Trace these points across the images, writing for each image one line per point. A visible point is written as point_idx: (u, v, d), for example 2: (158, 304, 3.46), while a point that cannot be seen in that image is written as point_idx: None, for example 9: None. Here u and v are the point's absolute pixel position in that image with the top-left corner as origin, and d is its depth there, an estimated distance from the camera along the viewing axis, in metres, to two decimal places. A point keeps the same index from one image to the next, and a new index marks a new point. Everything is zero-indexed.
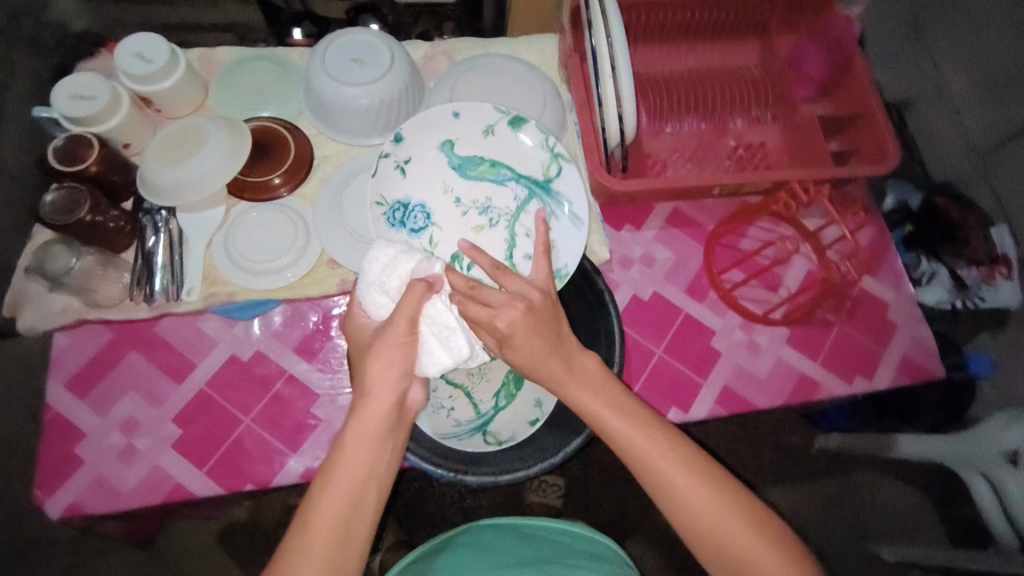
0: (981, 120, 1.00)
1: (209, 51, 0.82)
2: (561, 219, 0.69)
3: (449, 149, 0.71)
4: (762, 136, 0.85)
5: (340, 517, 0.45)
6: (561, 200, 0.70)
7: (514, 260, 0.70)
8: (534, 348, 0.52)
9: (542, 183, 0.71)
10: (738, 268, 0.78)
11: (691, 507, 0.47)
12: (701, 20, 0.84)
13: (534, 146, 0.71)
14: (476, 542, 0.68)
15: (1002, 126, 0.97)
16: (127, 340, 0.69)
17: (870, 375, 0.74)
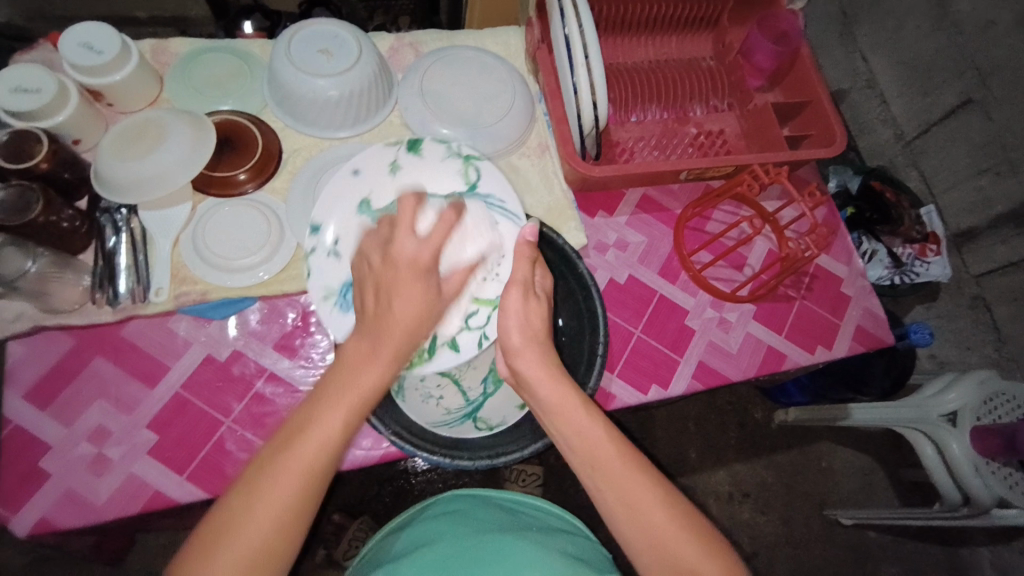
0: (906, 109, 1.12)
1: (161, 43, 0.79)
2: (501, 221, 0.63)
3: (366, 209, 0.62)
4: (721, 123, 0.89)
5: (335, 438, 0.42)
6: (492, 203, 0.63)
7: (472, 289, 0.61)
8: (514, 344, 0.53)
9: (467, 193, 0.64)
10: (706, 250, 0.82)
11: (637, 504, 0.46)
12: (660, 12, 0.87)
13: (444, 161, 0.65)
14: (455, 511, 0.68)
15: (929, 113, 1.07)
16: (90, 345, 0.65)
17: (830, 345, 0.80)
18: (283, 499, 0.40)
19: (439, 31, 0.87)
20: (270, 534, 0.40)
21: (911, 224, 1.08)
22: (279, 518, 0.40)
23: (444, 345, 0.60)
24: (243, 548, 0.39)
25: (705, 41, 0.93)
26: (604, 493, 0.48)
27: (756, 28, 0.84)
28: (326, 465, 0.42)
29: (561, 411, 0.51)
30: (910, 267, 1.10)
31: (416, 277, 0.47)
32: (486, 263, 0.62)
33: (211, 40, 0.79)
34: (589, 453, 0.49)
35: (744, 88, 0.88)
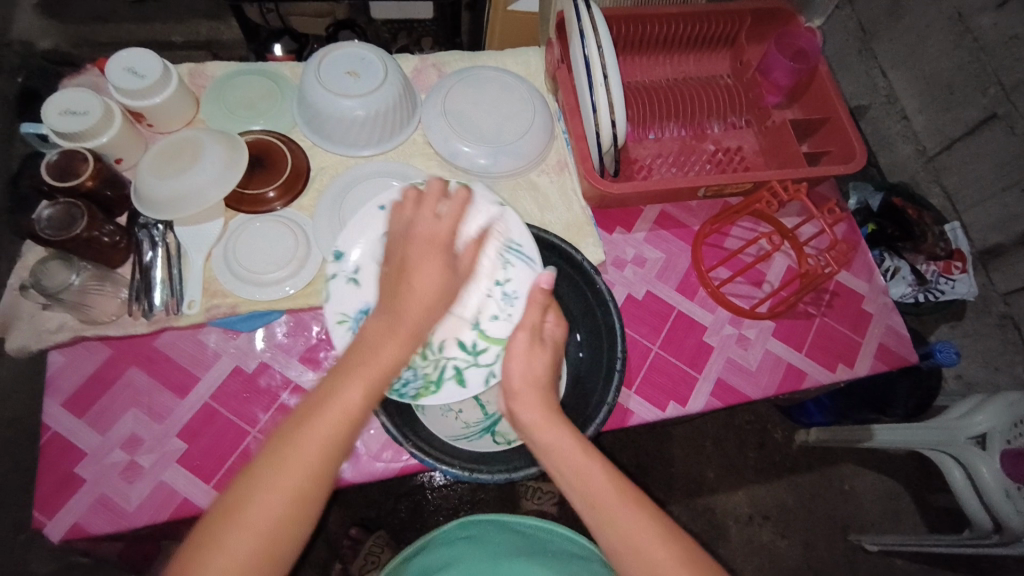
0: (928, 126, 1.11)
1: (198, 66, 0.83)
2: (517, 264, 0.64)
3: (393, 240, 0.66)
4: (738, 140, 0.89)
5: (349, 420, 0.46)
6: (512, 248, 0.65)
7: (482, 327, 0.63)
8: (523, 375, 0.56)
9: (488, 238, 0.66)
10: (724, 266, 0.82)
11: (634, 534, 0.47)
12: (678, 32, 0.89)
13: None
14: (473, 538, 0.68)
15: (952, 129, 1.06)
16: (125, 356, 0.68)
17: (851, 363, 0.79)
18: (312, 449, 0.44)
19: (461, 53, 0.90)
20: (317, 462, 0.44)
21: (935, 242, 1.07)
22: (324, 448, 0.45)
23: (450, 377, 0.62)
24: (297, 470, 0.43)
25: (722, 60, 0.94)
26: (602, 525, 0.48)
27: (774, 46, 0.85)
28: (360, 412, 0.47)
29: (559, 455, 0.51)
30: (934, 285, 1.09)
31: (437, 252, 0.56)
32: (500, 303, 0.64)
33: (244, 63, 0.83)
34: (589, 495, 0.49)
35: (761, 106, 0.89)
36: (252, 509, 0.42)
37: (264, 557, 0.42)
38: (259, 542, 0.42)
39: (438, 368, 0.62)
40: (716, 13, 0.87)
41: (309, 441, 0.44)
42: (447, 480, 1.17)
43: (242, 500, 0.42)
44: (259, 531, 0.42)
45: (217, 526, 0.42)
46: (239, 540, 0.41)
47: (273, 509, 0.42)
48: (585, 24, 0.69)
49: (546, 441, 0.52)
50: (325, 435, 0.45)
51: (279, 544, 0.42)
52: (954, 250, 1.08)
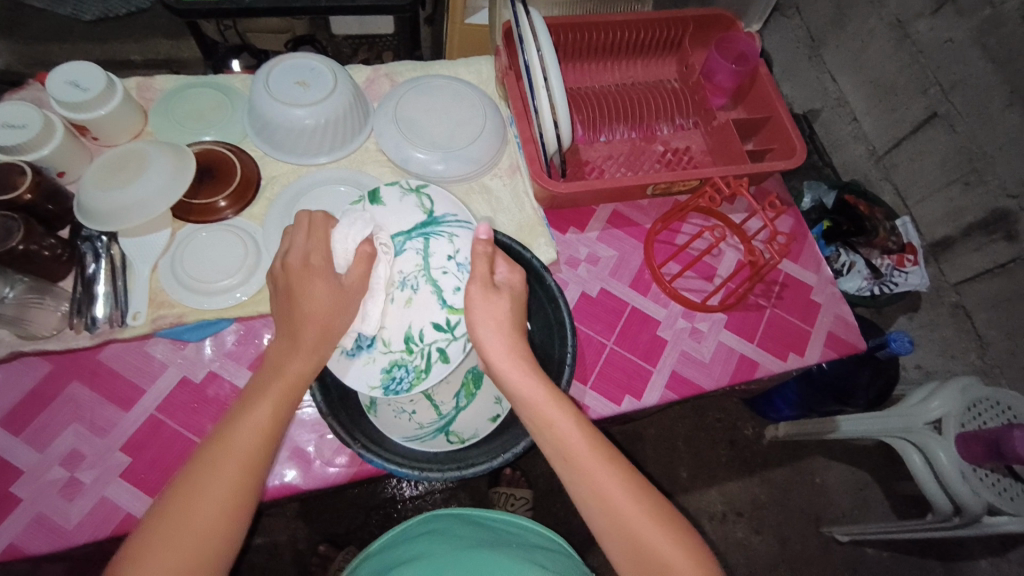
0: (874, 126, 1.16)
1: (146, 79, 0.82)
2: (461, 232, 0.65)
3: None
4: (686, 141, 0.92)
5: (259, 436, 0.49)
6: (450, 221, 0.65)
7: (449, 303, 0.62)
8: (487, 316, 0.57)
9: (427, 221, 0.65)
10: (675, 261, 0.84)
11: (606, 493, 0.49)
12: (624, 38, 0.91)
13: (401, 199, 0.66)
14: (433, 531, 0.68)
15: (896, 129, 1.11)
16: (66, 371, 0.66)
17: (802, 352, 0.81)
18: (229, 469, 0.47)
19: (414, 63, 0.92)
20: (265, 426, 0.50)
21: (889, 238, 1.11)
22: (275, 410, 0.51)
23: (435, 360, 0.60)
24: (251, 430, 0.49)
25: (669, 66, 0.97)
26: (573, 477, 0.50)
27: (714, 50, 0.88)
28: (305, 380, 0.53)
29: (532, 403, 0.53)
30: (889, 279, 1.14)
31: (315, 276, 0.56)
32: (458, 274, 0.63)
33: (193, 76, 0.83)
34: (563, 447, 0.51)
35: (707, 107, 0.91)
36: (221, 460, 0.47)
37: (228, 510, 0.46)
38: (230, 478, 0.47)
39: (425, 356, 0.61)
40: (659, 19, 0.90)
41: (258, 407, 0.50)
42: (419, 492, 1.16)
43: (211, 452, 0.48)
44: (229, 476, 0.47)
45: (198, 467, 0.47)
46: (214, 483, 0.46)
47: (238, 453, 0.48)
48: (524, 33, 0.71)
49: (520, 390, 0.54)
50: (273, 399, 0.51)
51: (250, 474, 0.48)
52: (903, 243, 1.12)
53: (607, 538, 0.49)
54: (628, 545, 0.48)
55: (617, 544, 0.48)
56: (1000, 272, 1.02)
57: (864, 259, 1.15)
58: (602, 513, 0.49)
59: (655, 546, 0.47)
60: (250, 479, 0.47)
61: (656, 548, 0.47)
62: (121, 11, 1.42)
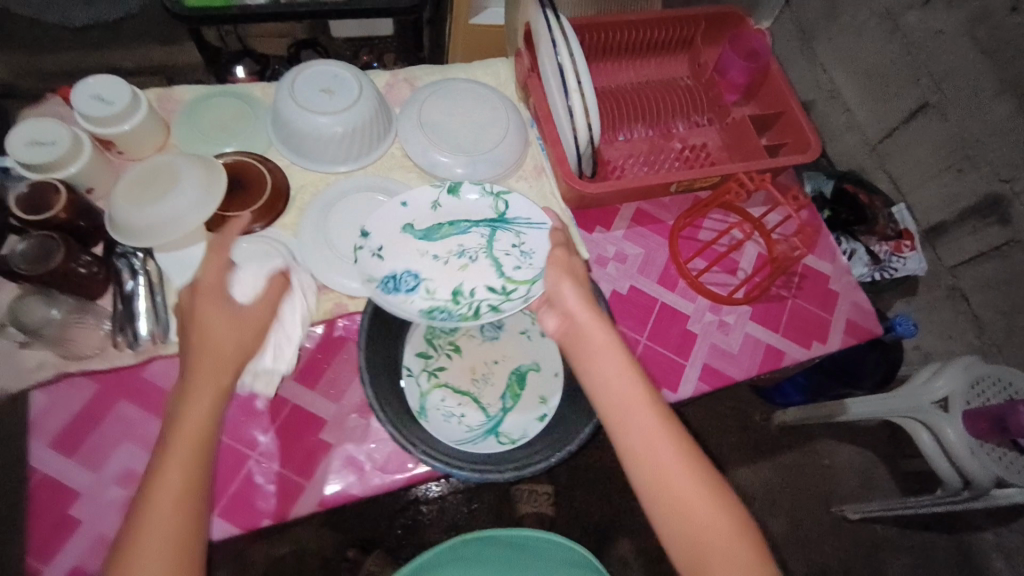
0: (869, 116, 1.19)
1: (166, 90, 0.81)
2: (529, 232, 0.73)
3: (412, 230, 0.72)
4: (703, 137, 0.93)
5: (190, 469, 0.50)
6: (520, 221, 0.73)
7: (507, 275, 0.71)
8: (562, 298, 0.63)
9: (499, 219, 0.73)
10: (700, 257, 0.86)
11: (666, 469, 0.53)
12: (638, 39, 0.92)
13: (479, 198, 0.74)
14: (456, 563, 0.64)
15: (890, 120, 1.14)
16: (113, 390, 0.66)
17: (824, 340, 0.84)
18: (167, 508, 0.49)
19: (431, 66, 0.91)
20: (190, 461, 0.50)
21: (889, 229, 1.15)
22: (190, 450, 0.51)
23: (486, 310, 0.70)
24: (173, 473, 0.49)
25: (681, 63, 0.98)
26: (637, 456, 0.54)
27: (728, 49, 0.90)
28: (212, 414, 0.52)
29: (604, 383, 0.57)
30: (889, 264, 1.16)
31: (213, 302, 0.56)
32: (519, 257, 0.72)
33: (213, 85, 0.82)
34: (630, 427, 0.55)
35: (721, 104, 0.93)
36: (154, 502, 0.48)
37: (180, 543, 0.48)
38: (170, 517, 0.48)
39: (473, 308, 0.69)
40: (671, 19, 0.91)
41: (171, 449, 0.50)
42: (442, 493, 1.17)
43: (146, 495, 0.49)
44: (162, 518, 0.48)
45: (134, 517, 0.48)
46: (157, 523, 0.48)
47: (175, 492, 0.49)
48: (556, 39, 0.72)
49: (596, 370, 0.57)
50: (191, 440, 0.51)
51: (188, 507, 0.49)
52: (901, 229, 1.16)
53: (660, 512, 0.53)
54: (680, 520, 0.52)
55: (669, 518, 0.53)
56: (993, 254, 1.07)
57: (865, 248, 1.16)
58: (659, 494, 0.53)
59: (704, 524, 0.52)
60: (189, 510, 0.49)
61: (705, 525, 0.52)
62: (112, 17, 1.38)
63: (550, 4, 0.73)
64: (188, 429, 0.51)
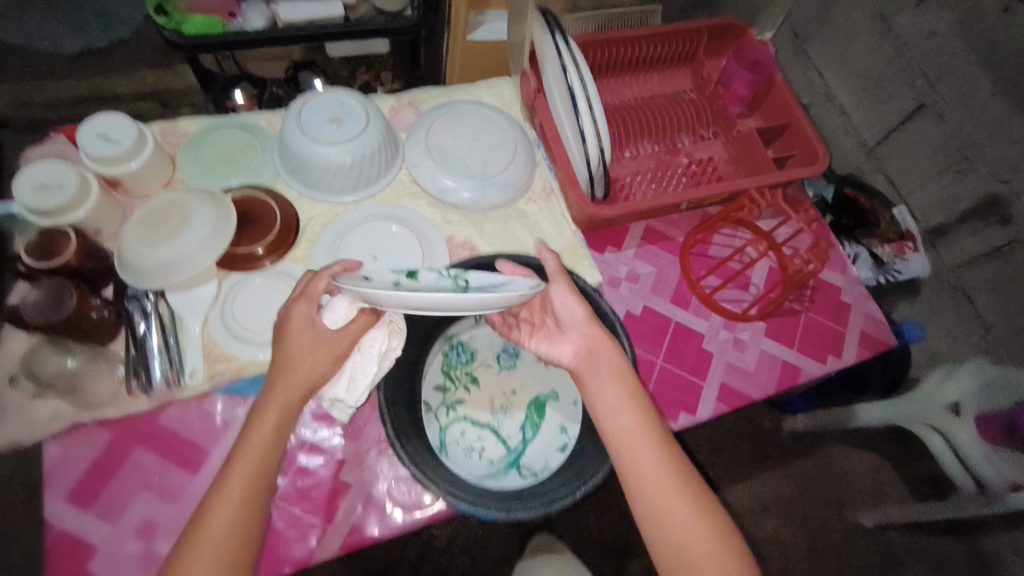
0: (866, 117, 1.08)
1: (169, 124, 0.79)
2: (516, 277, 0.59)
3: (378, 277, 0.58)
4: (710, 151, 0.92)
5: (249, 487, 0.53)
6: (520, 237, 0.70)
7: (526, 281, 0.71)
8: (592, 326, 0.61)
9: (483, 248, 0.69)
10: (714, 274, 0.86)
11: (679, 535, 0.54)
12: (641, 54, 0.91)
13: None
14: None
15: (887, 121, 1.04)
16: (127, 439, 0.64)
17: (840, 353, 0.84)
18: (219, 528, 0.51)
19: (435, 88, 0.90)
20: (250, 477, 0.53)
21: (892, 230, 1.06)
22: (248, 471, 0.53)
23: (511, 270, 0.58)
24: (237, 484, 0.53)
25: (684, 75, 0.97)
26: (654, 522, 0.55)
27: (731, 61, 0.89)
28: (272, 435, 0.55)
29: (625, 443, 0.57)
30: (892, 266, 1.07)
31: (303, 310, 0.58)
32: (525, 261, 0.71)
33: (216, 116, 0.81)
34: (647, 491, 0.56)
35: (727, 117, 0.92)
36: (205, 534, 0.51)
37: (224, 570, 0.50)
38: (219, 538, 0.51)
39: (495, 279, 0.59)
40: (674, 33, 0.90)
41: (231, 473, 0.53)
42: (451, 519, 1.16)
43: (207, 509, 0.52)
44: (218, 536, 0.51)
45: (187, 545, 0.51)
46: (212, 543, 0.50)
47: (228, 516, 0.52)
48: (564, 63, 0.72)
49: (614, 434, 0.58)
50: (258, 460, 0.54)
51: (242, 520, 0.52)
52: (904, 229, 1.06)
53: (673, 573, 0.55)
54: None
55: None
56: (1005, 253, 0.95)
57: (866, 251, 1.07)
58: (673, 558, 0.55)
59: None
60: (249, 525, 0.52)
61: None
62: (103, 44, 1.40)
63: (556, 25, 0.72)
64: (254, 446, 0.54)
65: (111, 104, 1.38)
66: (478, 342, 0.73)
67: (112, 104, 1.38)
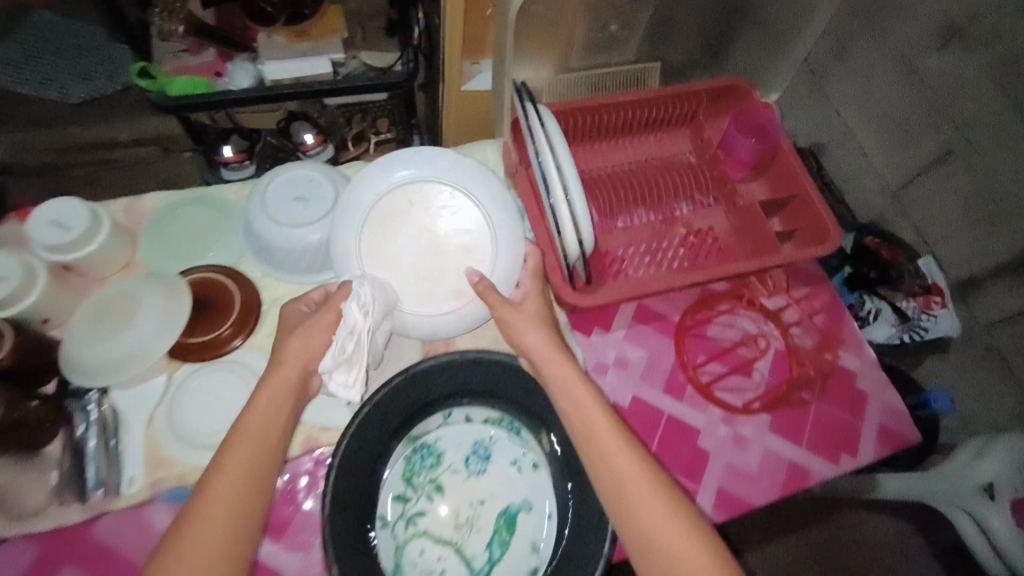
0: (890, 161, 0.95)
1: (134, 199, 0.76)
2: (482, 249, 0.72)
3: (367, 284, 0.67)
4: (709, 220, 0.85)
5: (249, 463, 0.54)
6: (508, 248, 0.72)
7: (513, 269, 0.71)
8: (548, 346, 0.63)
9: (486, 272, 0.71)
10: (713, 358, 0.78)
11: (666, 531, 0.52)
12: (636, 116, 0.85)
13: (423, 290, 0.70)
14: None
15: (912, 163, 0.92)
16: (56, 554, 0.59)
17: (854, 453, 0.75)
18: (219, 498, 0.53)
19: (414, 153, 0.86)
20: (249, 452, 0.55)
21: (916, 283, 0.94)
22: (248, 446, 0.55)
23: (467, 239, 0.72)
24: (234, 459, 0.54)
25: (683, 136, 0.90)
26: (638, 522, 0.53)
27: (732, 125, 0.82)
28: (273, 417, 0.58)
29: (604, 455, 0.56)
30: (917, 323, 0.94)
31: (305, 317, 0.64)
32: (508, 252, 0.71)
33: (181, 189, 0.77)
34: (630, 501, 0.54)
35: (728, 183, 0.85)
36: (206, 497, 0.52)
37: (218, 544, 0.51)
38: (218, 504, 0.52)
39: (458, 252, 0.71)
40: (672, 96, 0.84)
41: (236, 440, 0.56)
42: None
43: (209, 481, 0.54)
44: (215, 504, 0.52)
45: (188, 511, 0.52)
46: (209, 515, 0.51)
47: (224, 485, 0.53)
48: (540, 148, 0.66)
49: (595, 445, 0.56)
50: (253, 440, 0.56)
51: (241, 488, 0.53)
52: (931, 282, 0.94)
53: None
54: None
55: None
56: None
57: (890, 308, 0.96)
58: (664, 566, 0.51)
59: None
60: (241, 499, 0.53)
61: None
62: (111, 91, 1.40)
63: (529, 95, 0.69)
64: (259, 427, 0.57)
65: (114, 150, 1.38)
66: (445, 443, 0.67)
67: (113, 151, 1.37)
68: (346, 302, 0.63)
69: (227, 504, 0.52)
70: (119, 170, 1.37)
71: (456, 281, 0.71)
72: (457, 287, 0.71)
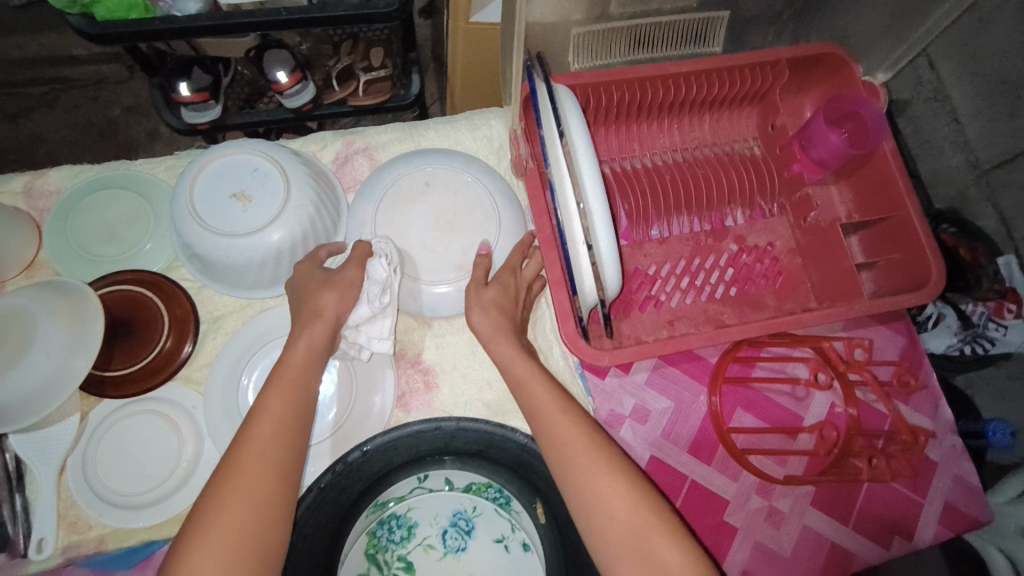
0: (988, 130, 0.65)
1: (35, 179, 0.61)
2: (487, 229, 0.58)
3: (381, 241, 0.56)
4: (770, 235, 0.68)
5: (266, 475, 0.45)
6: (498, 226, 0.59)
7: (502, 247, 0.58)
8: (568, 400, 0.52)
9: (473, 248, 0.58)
10: (750, 413, 0.64)
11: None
12: (689, 95, 0.64)
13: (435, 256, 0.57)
14: None
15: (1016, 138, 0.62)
16: None
17: (910, 535, 0.62)
18: (238, 514, 0.43)
19: (397, 125, 0.67)
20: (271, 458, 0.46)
21: (990, 287, 0.66)
22: (265, 450, 0.46)
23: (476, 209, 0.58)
24: (254, 466, 0.45)
25: (747, 119, 0.70)
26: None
27: (820, 112, 0.62)
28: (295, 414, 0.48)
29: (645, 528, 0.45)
30: (982, 332, 0.67)
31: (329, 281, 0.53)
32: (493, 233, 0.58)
33: (90, 166, 0.61)
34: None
35: (800, 189, 0.67)
36: (220, 513, 0.43)
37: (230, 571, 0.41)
38: (235, 520, 0.43)
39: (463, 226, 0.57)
40: (740, 68, 0.63)
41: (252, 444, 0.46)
42: None
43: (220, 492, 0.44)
44: (230, 521, 0.43)
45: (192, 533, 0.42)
46: (225, 535, 0.42)
47: (243, 495, 0.44)
48: (559, 169, 0.46)
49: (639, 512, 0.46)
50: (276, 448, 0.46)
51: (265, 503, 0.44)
52: (1008, 286, 0.65)
53: None
54: None
55: None
56: None
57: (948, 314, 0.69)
58: None
59: None
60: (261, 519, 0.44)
61: None
62: None
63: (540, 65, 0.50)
64: (274, 426, 0.47)
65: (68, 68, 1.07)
66: (420, 512, 0.56)
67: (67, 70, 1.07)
68: (372, 259, 0.55)
69: (243, 518, 0.43)
70: (82, 92, 1.07)
71: (460, 252, 0.57)
72: (459, 259, 0.57)
